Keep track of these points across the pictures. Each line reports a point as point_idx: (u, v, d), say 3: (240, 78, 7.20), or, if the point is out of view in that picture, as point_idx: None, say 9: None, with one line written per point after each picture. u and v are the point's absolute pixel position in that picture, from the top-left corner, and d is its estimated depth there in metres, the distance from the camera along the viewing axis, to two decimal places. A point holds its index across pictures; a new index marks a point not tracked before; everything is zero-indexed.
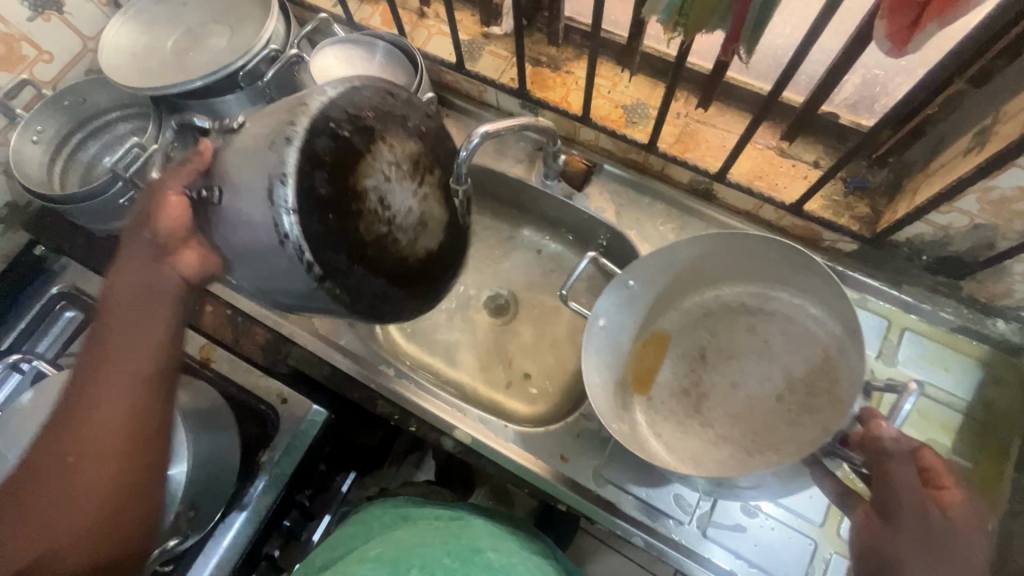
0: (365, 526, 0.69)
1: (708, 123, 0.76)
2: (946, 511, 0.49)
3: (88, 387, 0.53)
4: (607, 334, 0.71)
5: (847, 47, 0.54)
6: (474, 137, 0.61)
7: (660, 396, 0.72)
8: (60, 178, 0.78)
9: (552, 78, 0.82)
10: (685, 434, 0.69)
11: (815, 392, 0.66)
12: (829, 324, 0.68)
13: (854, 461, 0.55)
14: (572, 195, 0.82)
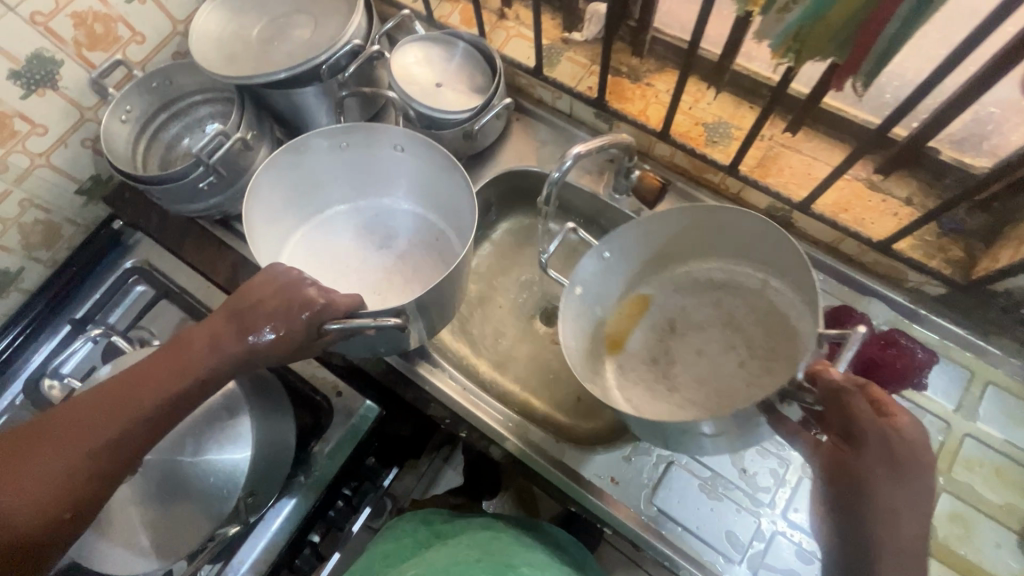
0: (396, 545, 0.68)
1: (794, 149, 0.73)
2: (898, 434, 0.49)
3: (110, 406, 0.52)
4: (586, 298, 0.70)
5: (974, 83, 0.50)
6: (568, 159, 0.61)
7: (635, 358, 0.72)
8: (143, 158, 0.81)
9: (631, 89, 0.80)
10: (653, 398, 0.68)
11: (774, 356, 0.66)
12: (790, 296, 0.67)
13: (806, 400, 0.52)
14: (640, 211, 0.80)
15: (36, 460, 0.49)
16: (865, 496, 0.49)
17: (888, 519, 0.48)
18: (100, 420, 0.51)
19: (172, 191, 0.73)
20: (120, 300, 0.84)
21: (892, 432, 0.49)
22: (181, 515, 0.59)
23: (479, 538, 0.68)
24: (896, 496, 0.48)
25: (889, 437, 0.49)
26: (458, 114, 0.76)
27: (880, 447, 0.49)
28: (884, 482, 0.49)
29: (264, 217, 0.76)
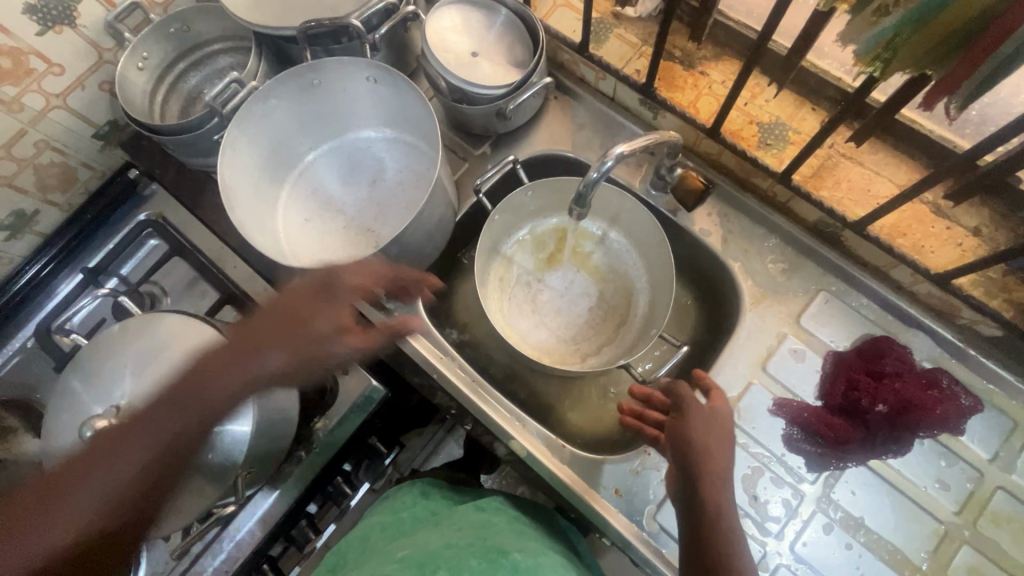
0: (395, 518, 0.66)
1: (855, 161, 0.67)
2: (718, 432, 0.58)
3: (95, 458, 0.47)
4: (501, 225, 0.79)
5: None
6: (609, 159, 0.56)
7: (517, 281, 0.81)
8: (161, 108, 0.77)
9: (682, 77, 0.73)
10: (531, 318, 0.80)
11: (614, 314, 0.80)
12: (643, 282, 0.80)
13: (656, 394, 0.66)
14: (676, 211, 0.75)
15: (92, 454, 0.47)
16: (696, 487, 0.55)
17: (713, 505, 0.53)
18: (149, 428, 0.49)
19: (185, 143, 0.70)
20: (132, 251, 0.83)
21: (713, 428, 0.58)
22: (177, 488, 0.57)
23: (470, 520, 0.62)
24: (719, 489, 0.54)
25: (713, 432, 0.58)
26: (492, 91, 0.71)
27: (704, 441, 0.57)
28: (711, 474, 0.55)
29: (245, 196, 0.72)
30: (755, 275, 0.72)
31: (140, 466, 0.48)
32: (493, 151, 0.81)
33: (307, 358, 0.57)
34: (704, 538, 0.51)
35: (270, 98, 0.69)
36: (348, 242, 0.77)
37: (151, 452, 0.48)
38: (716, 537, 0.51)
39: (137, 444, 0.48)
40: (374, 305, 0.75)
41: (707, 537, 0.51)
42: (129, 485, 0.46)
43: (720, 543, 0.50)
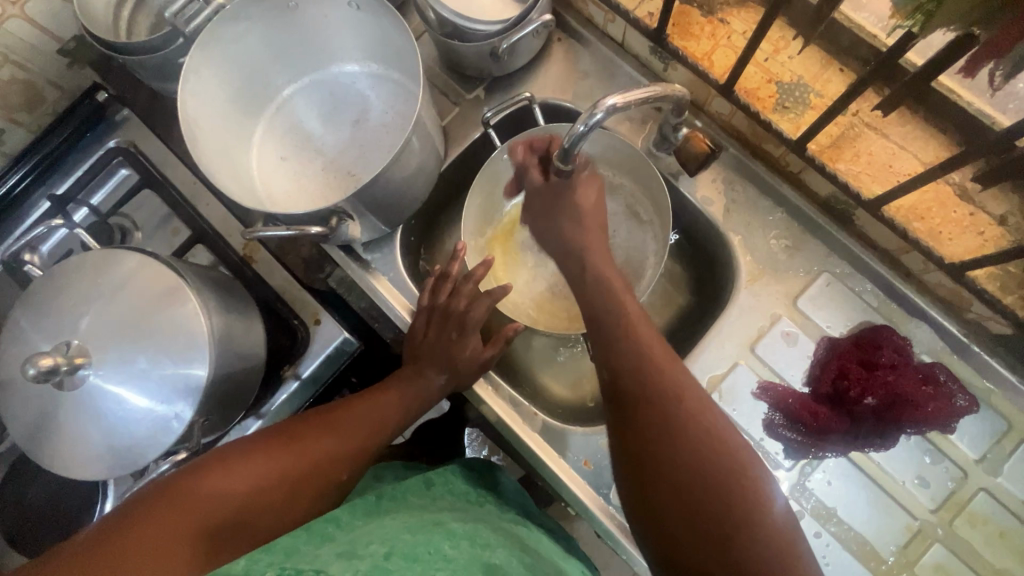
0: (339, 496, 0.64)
1: (879, 132, 0.61)
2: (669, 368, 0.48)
3: (258, 455, 0.51)
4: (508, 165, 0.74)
5: None
6: (599, 112, 0.50)
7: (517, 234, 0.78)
8: (129, 24, 0.71)
9: (700, 24, 0.66)
10: (527, 276, 0.77)
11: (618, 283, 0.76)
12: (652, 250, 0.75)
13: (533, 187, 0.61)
14: (678, 174, 0.69)
15: (251, 464, 0.50)
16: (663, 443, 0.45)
17: (696, 452, 0.44)
18: (312, 440, 0.54)
19: (150, 66, 0.65)
20: (103, 180, 0.79)
21: (664, 362, 0.48)
22: (132, 437, 0.54)
23: (412, 495, 0.60)
24: (703, 426, 0.45)
25: (664, 368, 0.48)
26: (486, 26, 0.64)
27: (661, 383, 0.47)
28: (686, 416, 0.46)
29: (215, 130, 0.67)
30: (755, 252, 0.67)
31: (274, 480, 0.50)
32: (487, 96, 0.75)
33: (459, 377, 0.65)
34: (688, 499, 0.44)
35: (242, 21, 0.63)
36: (328, 185, 0.72)
37: (274, 466, 0.51)
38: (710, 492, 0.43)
39: (270, 463, 0.51)
40: (349, 256, 0.71)
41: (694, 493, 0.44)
42: (259, 498, 0.49)
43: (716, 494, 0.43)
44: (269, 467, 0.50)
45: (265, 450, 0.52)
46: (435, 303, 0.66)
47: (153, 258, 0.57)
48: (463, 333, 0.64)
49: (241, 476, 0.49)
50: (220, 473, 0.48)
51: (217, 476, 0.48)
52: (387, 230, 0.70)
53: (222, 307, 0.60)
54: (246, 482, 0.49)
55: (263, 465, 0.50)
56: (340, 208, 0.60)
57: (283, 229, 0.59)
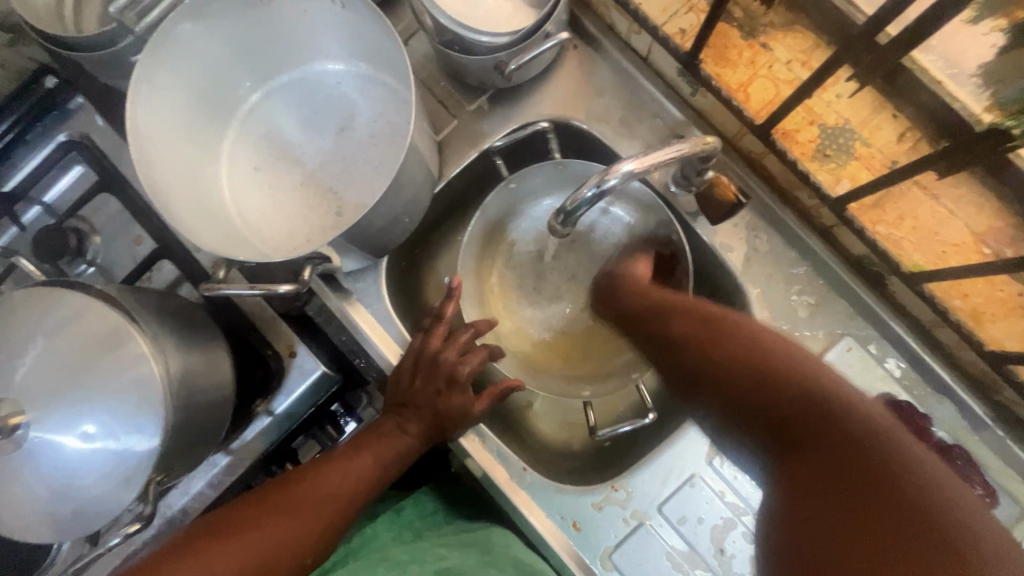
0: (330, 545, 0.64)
1: (928, 193, 0.54)
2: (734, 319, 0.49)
3: (202, 552, 0.46)
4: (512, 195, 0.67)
5: None
6: (611, 179, 0.44)
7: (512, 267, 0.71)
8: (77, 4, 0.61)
9: (738, 48, 0.57)
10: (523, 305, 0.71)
11: None
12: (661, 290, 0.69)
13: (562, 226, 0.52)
14: (697, 215, 0.62)
15: (192, 564, 0.45)
16: (748, 379, 0.44)
17: (798, 382, 0.42)
18: (267, 526, 0.49)
19: (102, 63, 0.56)
20: (54, 178, 0.70)
21: (727, 321, 0.49)
22: (83, 499, 0.50)
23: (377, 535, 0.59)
24: (789, 354, 0.45)
25: (730, 321, 0.49)
26: (492, 38, 0.55)
27: (731, 333, 0.48)
28: (772, 351, 0.45)
29: (172, 142, 0.59)
30: (774, 307, 0.62)
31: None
32: (490, 107, 0.66)
33: (441, 432, 0.60)
34: (792, 448, 0.41)
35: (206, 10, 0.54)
36: (308, 203, 0.64)
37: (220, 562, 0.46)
38: (822, 424, 0.40)
39: (216, 559, 0.46)
40: (329, 284, 0.65)
41: (792, 432, 0.41)
42: None
43: (832, 425, 0.39)
44: (213, 565, 0.46)
45: (210, 545, 0.47)
46: (413, 356, 0.60)
47: (97, 298, 0.50)
48: (451, 386, 0.59)
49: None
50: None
51: None
52: (372, 260, 0.63)
53: (183, 348, 0.53)
54: None
55: (207, 561, 0.46)
56: (317, 253, 0.54)
57: (245, 289, 0.53)
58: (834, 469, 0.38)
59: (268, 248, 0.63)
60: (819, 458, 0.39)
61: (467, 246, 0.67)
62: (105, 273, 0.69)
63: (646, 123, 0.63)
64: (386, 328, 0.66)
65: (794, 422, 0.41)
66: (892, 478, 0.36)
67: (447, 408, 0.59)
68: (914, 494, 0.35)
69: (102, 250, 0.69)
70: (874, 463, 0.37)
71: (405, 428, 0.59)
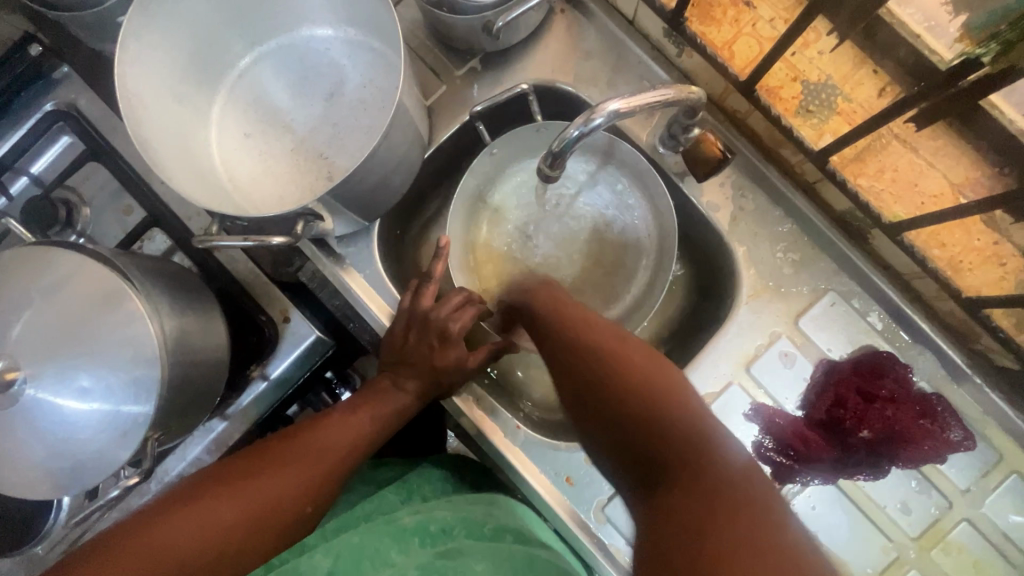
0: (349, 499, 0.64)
1: (908, 145, 0.55)
2: (635, 364, 0.39)
3: (204, 498, 0.47)
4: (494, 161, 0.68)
5: None
6: (599, 118, 0.44)
7: (500, 233, 0.72)
8: None
9: (722, 7, 0.59)
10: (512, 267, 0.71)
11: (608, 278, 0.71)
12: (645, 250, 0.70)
13: (546, 167, 0.51)
14: (684, 175, 0.63)
15: (196, 509, 0.46)
16: (636, 403, 0.37)
17: (648, 406, 0.37)
18: (268, 474, 0.50)
19: (88, 23, 0.55)
20: (42, 147, 0.69)
21: (628, 347, 0.41)
22: (81, 456, 0.50)
23: (392, 495, 0.59)
24: (701, 424, 0.36)
25: (635, 347, 0.42)
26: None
27: (641, 364, 0.40)
28: (641, 373, 0.39)
29: (162, 102, 0.59)
30: (761, 265, 0.63)
31: (223, 524, 0.46)
32: (480, 71, 0.66)
33: (437, 387, 0.61)
34: (670, 486, 0.34)
35: None
36: (297, 166, 0.65)
37: (224, 508, 0.47)
38: (716, 485, 0.33)
39: (218, 506, 0.47)
40: (321, 249, 0.65)
41: (676, 472, 0.34)
42: (208, 544, 0.45)
43: (729, 494, 0.32)
44: (215, 509, 0.46)
45: (213, 492, 0.47)
46: (407, 313, 0.61)
47: (89, 258, 0.51)
48: (444, 342, 0.59)
49: (183, 524, 0.45)
50: (160, 527, 0.44)
51: (162, 529, 0.44)
52: (364, 224, 0.63)
53: (177, 309, 0.53)
54: (188, 532, 0.45)
55: (209, 505, 0.46)
56: (309, 211, 0.54)
57: (241, 243, 0.53)
58: (700, 510, 0.32)
59: (260, 212, 0.64)
60: (680, 505, 0.33)
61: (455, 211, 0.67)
62: (95, 244, 0.68)
63: (633, 86, 0.64)
64: (380, 293, 0.66)
65: (666, 461, 0.35)
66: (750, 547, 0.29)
67: (441, 360, 0.59)
68: (757, 548, 0.29)
69: (92, 221, 0.69)
70: (758, 532, 0.30)
71: (401, 384, 0.60)
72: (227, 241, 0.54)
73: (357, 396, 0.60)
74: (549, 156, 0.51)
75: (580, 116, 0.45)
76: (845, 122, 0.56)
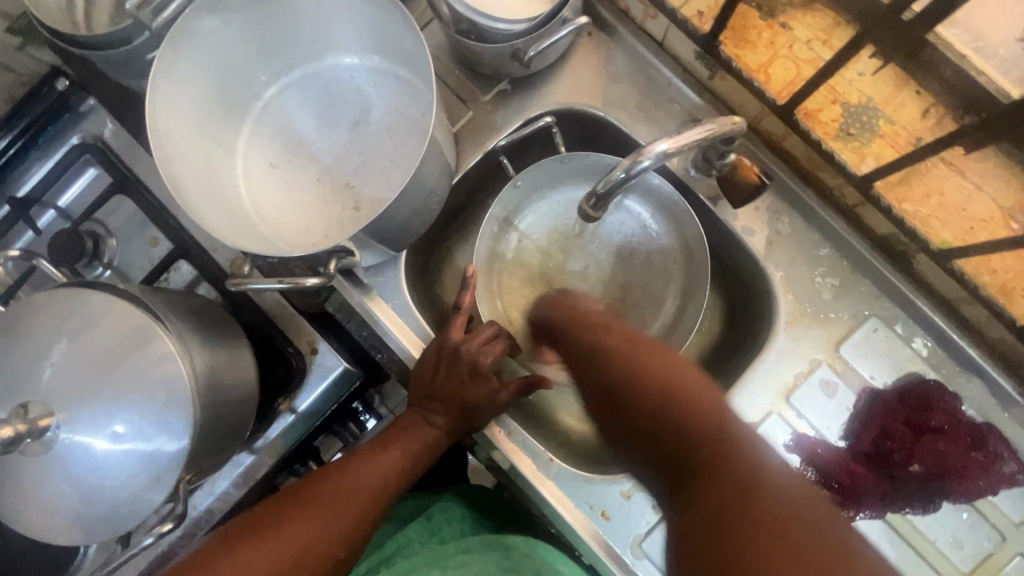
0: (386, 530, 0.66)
1: (954, 168, 0.53)
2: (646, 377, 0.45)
3: (238, 548, 0.46)
4: (519, 192, 0.68)
5: None
6: (646, 159, 0.43)
7: (525, 260, 0.70)
8: (87, 6, 0.60)
9: (756, 28, 0.57)
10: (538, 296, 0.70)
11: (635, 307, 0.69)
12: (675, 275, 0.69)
13: (589, 205, 0.50)
14: (717, 199, 0.62)
15: (230, 560, 0.45)
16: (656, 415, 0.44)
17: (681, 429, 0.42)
18: (300, 520, 0.49)
19: (116, 61, 0.55)
20: (67, 180, 0.69)
21: (645, 366, 0.46)
22: (115, 499, 0.49)
23: (421, 531, 0.60)
24: (694, 413, 0.42)
25: (656, 362, 0.47)
26: (511, 25, 0.54)
27: (637, 369, 0.46)
28: (667, 386, 0.44)
29: (189, 135, 0.59)
30: (798, 290, 0.61)
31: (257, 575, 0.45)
32: (505, 97, 0.65)
33: (469, 422, 0.59)
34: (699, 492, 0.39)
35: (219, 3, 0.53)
36: (323, 197, 0.64)
37: (260, 556, 0.46)
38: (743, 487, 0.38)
39: (253, 554, 0.46)
40: (349, 280, 0.65)
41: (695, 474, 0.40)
42: None
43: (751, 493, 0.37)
44: (249, 560, 0.45)
45: (246, 541, 0.47)
46: (434, 349, 0.59)
47: (120, 297, 0.50)
48: (475, 376, 0.58)
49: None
50: None
51: None
52: (392, 254, 0.62)
53: (207, 345, 0.53)
54: None
55: (243, 556, 0.45)
56: (340, 247, 0.53)
57: (272, 282, 0.52)
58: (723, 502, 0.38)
59: (285, 244, 0.63)
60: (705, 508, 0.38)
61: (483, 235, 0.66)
62: (121, 276, 0.68)
63: (663, 109, 0.63)
64: (407, 323, 0.65)
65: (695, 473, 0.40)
66: (742, 512, 0.37)
67: (474, 397, 0.58)
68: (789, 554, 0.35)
69: (117, 252, 0.69)
70: (781, 518, 0.36)
71: (431, 420, 0.59)
72: (258, 281, 0.53)
73: (386, 433, 0.59)
74: (594, 197, 0.50)
75: (626, 160, 0.44)
76: (888, 144, 0.54)
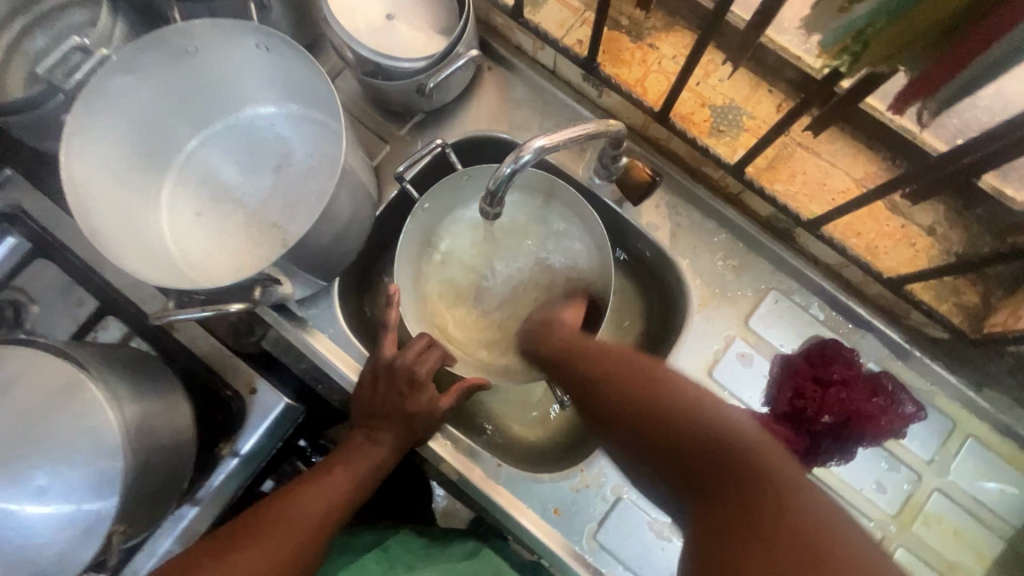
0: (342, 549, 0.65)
1: (811, 151, 0.62)
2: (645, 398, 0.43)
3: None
4: (429, 215, 0.70)
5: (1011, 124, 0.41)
6: (527, 153, 0.49)
7: (454, 279, 0.74)
8: (1, 78, 0.62)
9: (629, 50, 0.65)
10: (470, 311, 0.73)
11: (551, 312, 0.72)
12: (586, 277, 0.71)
13: (487, 202, 0.55)
14: (622, 202, 0.68)
15: None
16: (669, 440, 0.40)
17: (677, 423, 0.41)
18: (242, 549, 0.49)
19: (32, 125, 0.57)
20: None
21: (643, 381, 0.45)
22: (44, 561, 0.47)
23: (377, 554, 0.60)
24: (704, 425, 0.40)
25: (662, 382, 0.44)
26: (412, 63, 0.60)
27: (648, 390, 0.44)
28: (677, 412, 0.41)
29: (109, 190, 0.61)
30: (704, 274, 0.67)
31: None
32: (418, 129, 0.70)
33: (414, 435, 0.60)
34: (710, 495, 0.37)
35: (135, 64, 0.57)
36: (250, 238, 0.66)
37: None
38: (749, 486, 0.36)
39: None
40: (283, 315, 0.66)
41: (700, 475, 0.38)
42: None
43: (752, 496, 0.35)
44: None
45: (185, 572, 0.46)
46: (371, 367, 0.61)
47: (43, 351, 0.50)
48: (413, 387, 0.59)
49: None
50: None
51: None
52: (323, 285, 0.65)
53: (138, 392, 0.53)
54: None
55: None
56: (265, 276, 0.55)
57: (201, 311, 0.54)
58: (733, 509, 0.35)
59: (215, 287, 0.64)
60: (722, 510, 0.36)
61: (401, 260, 0.68)
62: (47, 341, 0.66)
63: (562, 126, 0.70)
64: (346, 350, 0.67)
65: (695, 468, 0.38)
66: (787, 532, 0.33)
67: (414, 408, 0.59)
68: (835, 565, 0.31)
69: (40, 319, 0.65)
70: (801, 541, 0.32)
71: (376, 439, 0.60)
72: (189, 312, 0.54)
73: (333, 455, 0.59)
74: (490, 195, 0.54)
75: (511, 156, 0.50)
76: (750, 133, 0.62)
